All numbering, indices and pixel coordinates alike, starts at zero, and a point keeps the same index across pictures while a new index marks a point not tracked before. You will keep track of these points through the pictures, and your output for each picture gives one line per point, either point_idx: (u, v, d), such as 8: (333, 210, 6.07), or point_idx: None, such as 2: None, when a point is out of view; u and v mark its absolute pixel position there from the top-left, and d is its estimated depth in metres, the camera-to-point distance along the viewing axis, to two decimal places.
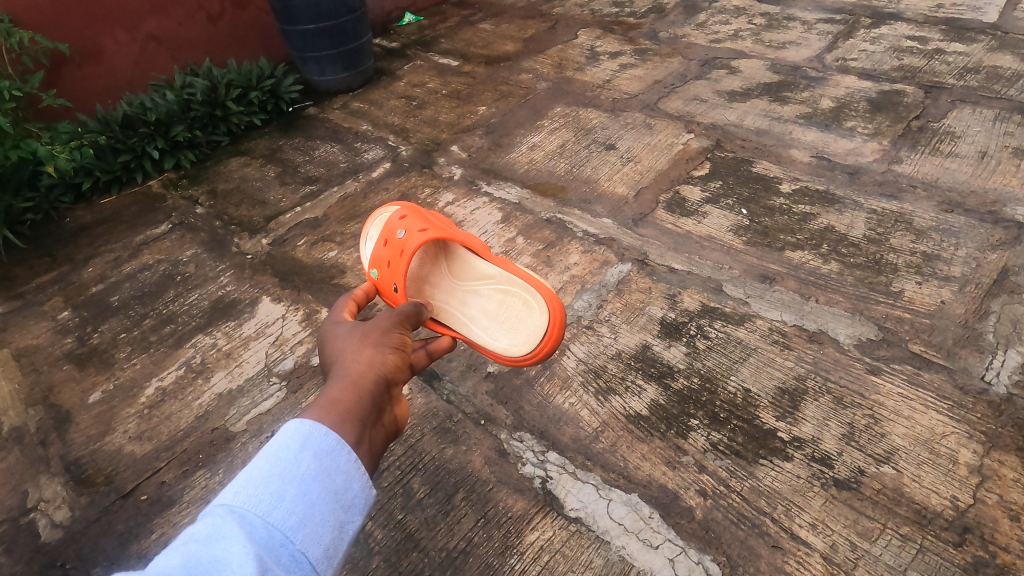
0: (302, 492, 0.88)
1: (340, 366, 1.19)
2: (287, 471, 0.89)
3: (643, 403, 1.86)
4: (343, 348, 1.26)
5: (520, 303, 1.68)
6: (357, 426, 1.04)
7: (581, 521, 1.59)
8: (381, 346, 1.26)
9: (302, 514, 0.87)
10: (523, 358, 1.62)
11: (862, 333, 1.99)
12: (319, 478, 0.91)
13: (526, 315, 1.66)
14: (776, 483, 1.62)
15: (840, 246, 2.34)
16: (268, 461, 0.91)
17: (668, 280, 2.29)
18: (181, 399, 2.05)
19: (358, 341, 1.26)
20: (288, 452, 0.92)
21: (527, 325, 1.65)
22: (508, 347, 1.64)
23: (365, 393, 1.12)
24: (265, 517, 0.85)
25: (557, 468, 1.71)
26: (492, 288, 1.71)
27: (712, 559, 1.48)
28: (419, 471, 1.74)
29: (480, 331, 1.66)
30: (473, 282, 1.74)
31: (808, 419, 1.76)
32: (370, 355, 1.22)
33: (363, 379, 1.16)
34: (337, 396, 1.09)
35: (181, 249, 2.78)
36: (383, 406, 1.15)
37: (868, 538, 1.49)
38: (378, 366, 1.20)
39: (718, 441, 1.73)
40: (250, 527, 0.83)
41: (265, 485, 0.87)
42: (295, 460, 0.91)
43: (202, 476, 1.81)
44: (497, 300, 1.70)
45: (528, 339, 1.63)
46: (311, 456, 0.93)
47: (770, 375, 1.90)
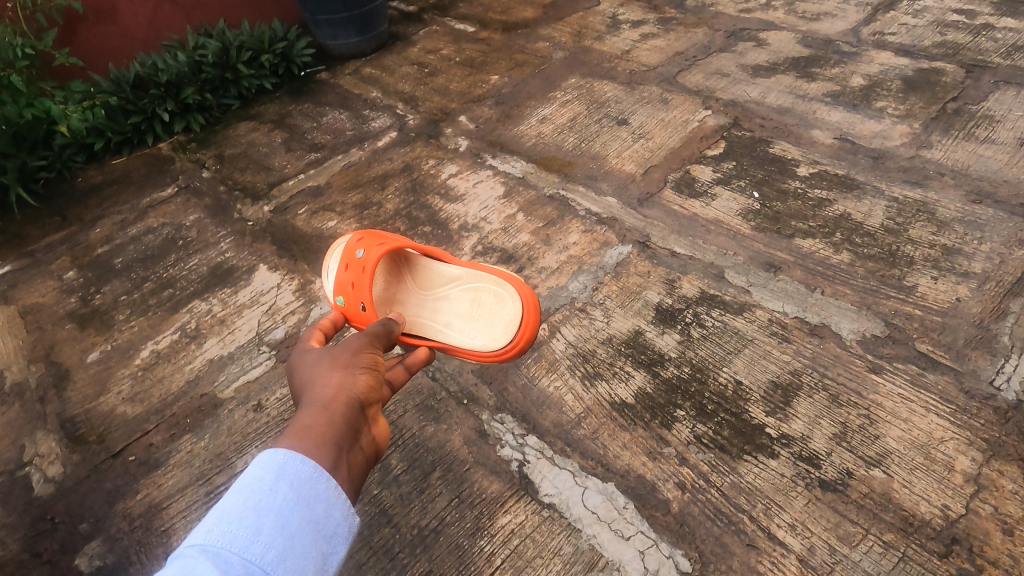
0: (280, 525, 0.87)
1: (310, 392, 1.15)
2: (263, 504, 0.88)
3: (629, 390, 1.82)
4: (314, 376, 1.21)
5: (491, 297, 1.68)
6: (333, 450, 1.02)
7: (555, 507, 1.57)
8: (351, 368, 1.22)
9: (282, 547, 0.85)
10: (505, 349, 1.61)
11: (867, 328, 1.90)
12: (296, 510, 0.90)
13: (498, 306, 1.66)
14: (758, 480, 1.57)
15: (855, 235, 2.22)
16: (242, 496, 0.89)
17: (668, 264, 2.21)
18: (175, 362, 2.08)
19: (329, 366, 1.22)
20: (262, 484, 0.91)
21: (502, 316, 1.65)
22: (488, 343, 1.62)
23: (338, 416, 1.09)
24: (241, 553, 0.82)
25: (535, 453, 1.69)
26: (460, 290, 1.69)
27: (683, 554, 1.45)
28: (398, 448, 1.74)
29: (457, 332, 1.63)
30: (440, 288, 1.71)
31: (799, 416, 1.70)
32: (341, 377, 1.19)
33: (338, 402, 1.12)
34: (310, 422, 1.05)
35: (185, 213, 2.79)
36: (359, 427, 1.12)
37: (848, 543, 1.43)
38: (350, 389, 1.17)
39: (702, 434, 1.68)
40: (225, 564, 0.80)
41: (241, 521, 0.85)
42: (271, 491, 0.90)
43: (188, 441, 1.84)
44: (467, 300, 1.69)
45: (504, 329, 1.63)
46: (286, 487, 0.92)
47: (764, 368, 1.83)
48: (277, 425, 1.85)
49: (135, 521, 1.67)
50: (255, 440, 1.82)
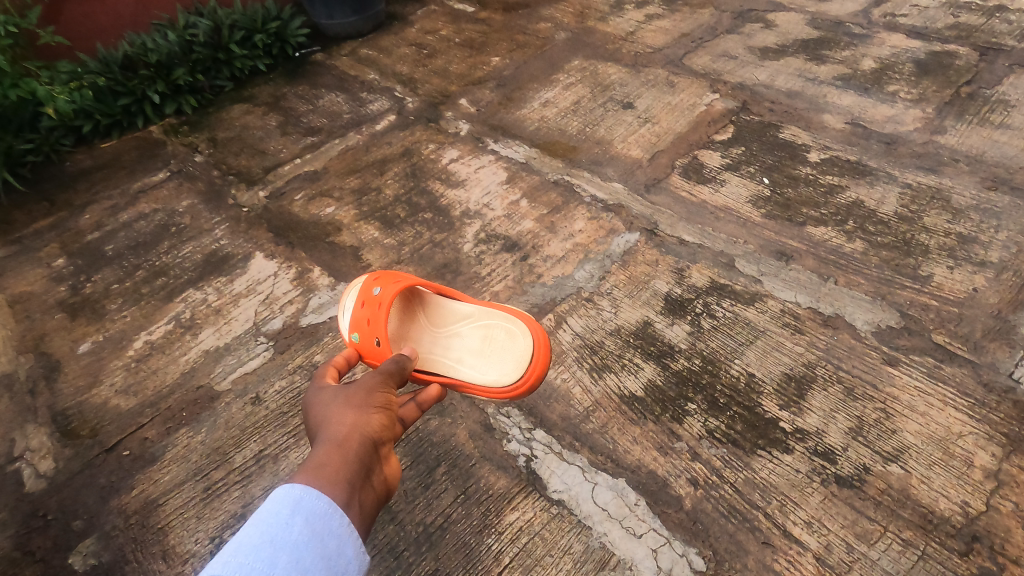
0: (295, 558, 0.84)
1: (325, 429, 1.13)
2: (279, 536, 0.86)
3: (639, 383, 1.77)
4: (327, 410, 1.18)
5: (502, 333, 1.58)
6: (347, 487, 1.00)
7: (564, 504, 1.53)
8: (366, 407, 1.18)
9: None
10: (516, 385, 1.50)
11: (882, 319, 1.85)
12: (311, 544, 0.87)
13: (510, 342, 1.56)
14: (773, 476, 1.53)
15: (868, 223, 2.16)
16: (258, 530, 0.87)
17: (677, 252, 2.15)
18: (169, 353, 2.02)
19: (343, 402, 1.18)
20: (278, 517, 0.89)
21: (512, 353, 1.55)
22: (498, 378, 1.51)
23: (353, 453, 1.07)
24: None
25: (543, 448, 1.64)
26: (471, 326, 1.60)
27: (697, 552, 1.42)
28: (401, 442, 1.68)
29: (467, 367, 1.53)
30: (451, 325, 1.62)
31: (814, 410, 1.65)
32: (355, 414, 1.16)
33: (351, 441, 1.10)
34: (324, 459, 1.03)
35: (178, 198, 2.70)
36: (372, 466, 1.10)
37: (865, 540, 1.40)
38: (365, 427, 1.14)
39: (715, 428, 1.64)
40: None
41: (256, 553, 0.82)
42: (286, 525, 0.88)
43: (185, 435, 1.79)
44: (479, 337, 1.59)
45: (516, 364, 1.52)
46: (301, 522, 0.90)
47: (777, 360, 1.78)
48: (276, 419, 1.80)
49: (131, 518, 1.61)
50: (254, 434, 1.77)
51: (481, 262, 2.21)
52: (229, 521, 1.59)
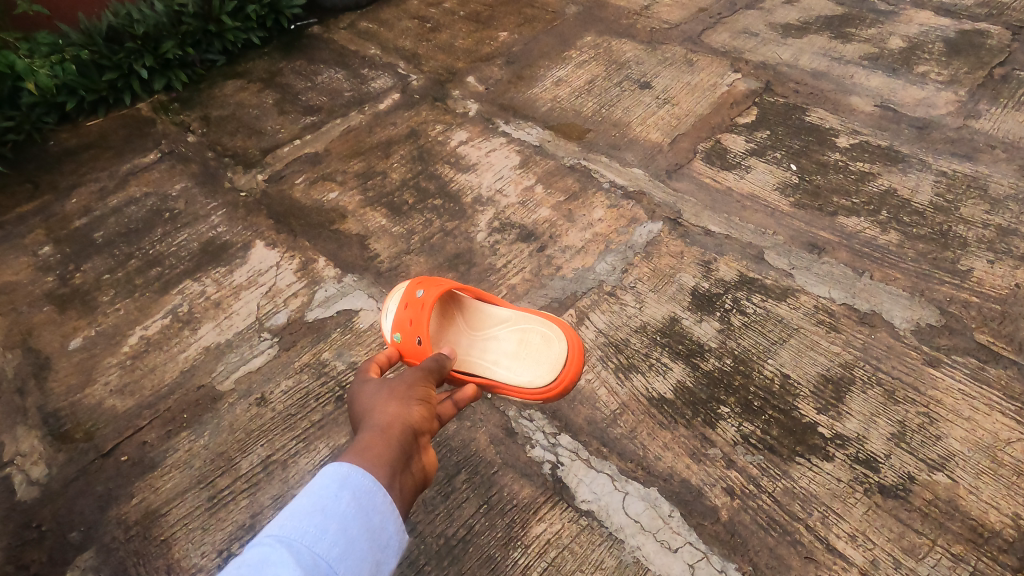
0: (342, 529, 0.82)
1: (369, 415, 1.08)
2: (329, 507, 0.84)
3: (668, 384, 1.68)
4: (372, 399, 1.13)
5: (538, 337, 1.52)
6: (389, 469, 0.95)
7: (594, 515, 1.45)
8: (410, 396, 1.12)
9: (343, 549, 0.81)
10: (550, 387, 1.44)
11: (922, 317, 1.77)
12: (357, 517, 0.85)
13: (546, 346, 1.50)
14: (813, 485, 1.45)
15: (903, 213, 2.06)
16: (310, 498, 0.86)
17: (703, 243, 2.05)
18: (167, 350, 1.90)
19: (388, 390, 1.13)
20: (328, 487, 0.87)
21: (548, 356, 1.49)
22: (533, 380, 1.45)
23: (395, 439, 1.01)
24: (310, 547, 0.79)
25: (569, 454, 1.55)
26: (508, 329, 1.53)
27: (736, 568, 1.34)
28: None
29: (503, 368, 1.46)
30: (485, 327, 1.54)
31: (853, 414, 1.57)
32: (400, 402, 1.10)
33: (394, 427, 1.04)
34: (367, 443, 0.98)
35: (170, 181, 2.55)
36: (413, 453, 1.03)
37: (914, 555, 1.33)
38: (408, 415, 1.07)
39: (750, 433, 1.56)
40: (298, 555, 0.77)
41: (306, 521, 0.81)
42: (335, 496, 0.86)
43: (186, 438, 1.68)
44: (513, 339, 1.52)
45: (551, 368, 1.47)
46: (350, 495, 0.87)
47: (812, 360, 1.70)
48: (284, 422, 1.70)
49: (131, 529, 1.52)
50: (260, 438, 1.67)
51: (496, 252, 2.09)
52: (237, 532, 1.50)
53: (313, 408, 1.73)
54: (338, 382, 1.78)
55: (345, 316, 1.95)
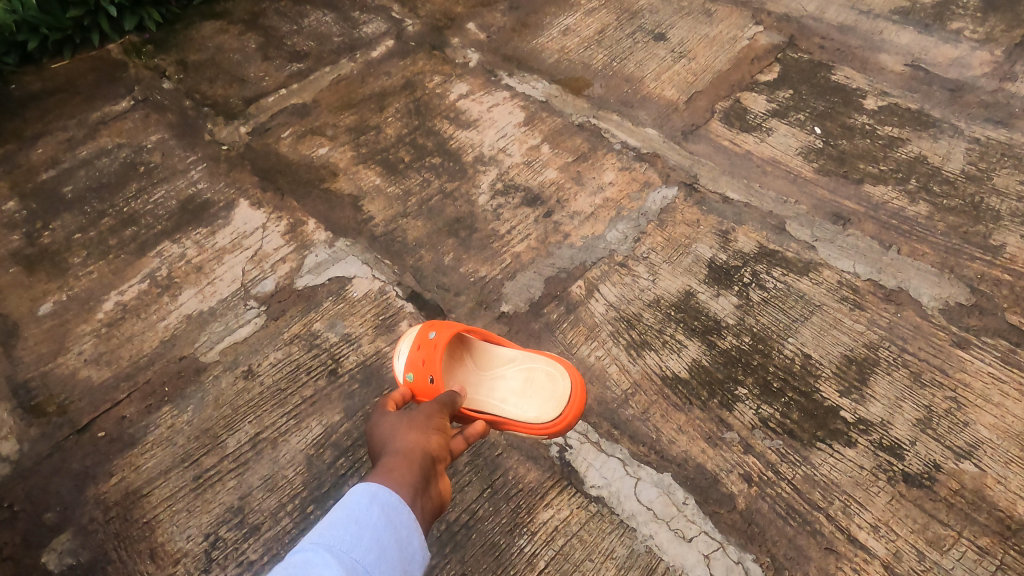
0: (376, 537, 0.90)
1: (389, 441, 1.10)
2: (362, 519, 0.91)
3: (682, 363, 1.59)
4: (391, 422, 1.14)
5: (542, 375, 1.39)
6: (412, 490, 0.99)
7: (604, 502, 1.37)
8: (429, 425, 1.13)
9: (377, 553, 0.88)
10: (556, 421, 1.33)
11: (951, 295, 1.67)
12: (388, 526, 0.92)
13: (552, 382, 1.38)
14: (834, 473, 1.39)
15: (933, 183, 1.94)
16: (344, 511, 0.92)
17: (720, 211, 1.92)
18: (145, 318, 1.77)
19: (406, 415, 1.14)
20: (360, 501, 0.94)
21: (554, 394, 1.37)
22: (538, 416, 1.34)
23: (417, 463, 1.04)
24: (348, 553, 0.86)
25: (578, 437, 1.46)
26: (510, 365, 1.40)
27: (754, 559, 1.28)
28: None
29: (509, 405, 1.34)
30: (489, 367, 1.40)
31: (877, 397, 1.49)
32: (419, 426, 1.12)
33: (415, 451, 1.06)
34: (390, 466, 1.02)
35: (145, 132, 2.35)
36: (432, 477, 1.06)
37: (938, 547, 1.27)
38: (427, 441, 1.09)
39: (768, 416, 1.48)
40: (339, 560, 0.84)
41: (344, 530, 0.89)
42: (367, 509, 0.93)
43: (168, 413, 1.58)
44: (517, 379, 1.39)
45: (557, 403, 1.35)
46: (380, 508, 0.94)
47: (835, 340, 1.60)
48: (274, 398, 1.60)
49: (111, 510, 1.43)
50: (248, 415, 1.57)
51: (500, 217, 1.95)
52: (224, 514, 1.41)
53: (304, 383, 1.62)
54: (330, 355, 1.67)
55: (337, 284, 1.82)
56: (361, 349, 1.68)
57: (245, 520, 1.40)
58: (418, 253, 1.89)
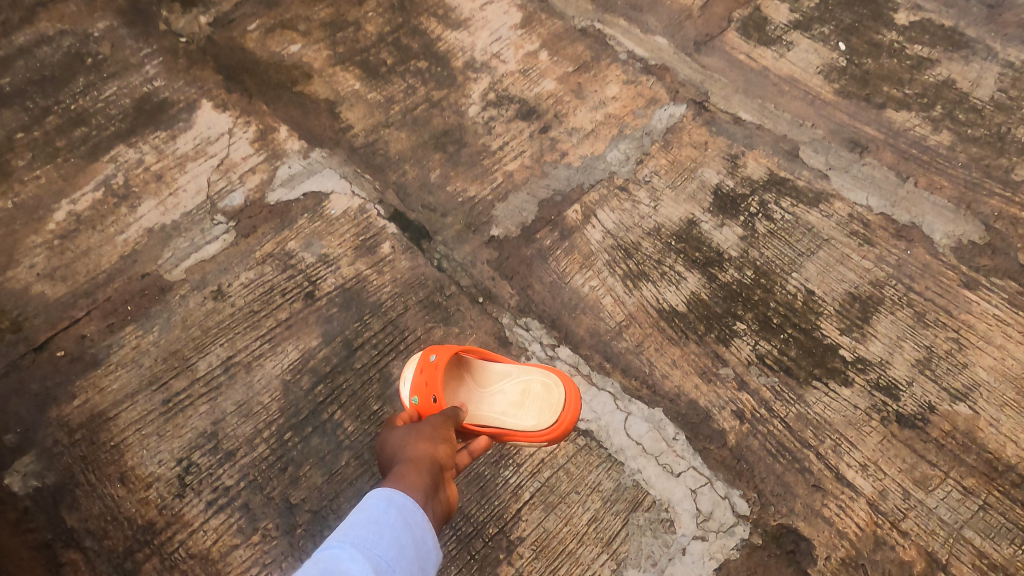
0: (396, 536, 0.89)
1: (398, 451, 1.07)
2: (381, 520, 0.90)
3: (680, 295, 1.51)
4: (398, 435, 1.11)
5: (537, 386, 1.27)
6: (423, 494, 0.97)
7: (592, 435, 1.33)
8: (436, 434, 1.09)
9: (398, 551, 0.87)
10: (556, 428, 1.22)
11: (964, 232, 1.59)
12: (407, 526, 0.91)
13: (548, 390, 1.26)
14: (828, 411, 1.36)
15: (959, 110, 1.80)
16: (362, 514, 0.91)
17: (730, 133, 1.77)
18: (102, 230, 1.62)
19: (412, 427, 1.11)
20: (378, 504, 0.92)
21: (552, 403, 1.25)
22: (540, 426, 1.22)
23: (426, 471, 1.01)
24: (370, 552, 0.84)
25: (568, 368, 1.42)
26: (506, 379, 1.28)
27: (740, 494, 1.27)
28: (401, 354, 1.46)
29: (511, 417, 1.23)
30: (484, 386, 1.27)
31: (879, 337, 1.44)
32: (427, 435, 1.08)
33: (423, 459, 1.03)
34: (400, 472, 1.00)
35: (90, 17, 2.01)
36: (440, 484, 1.03)
37: (924, 487, 1.27)
38: (435, 450, 1.06)
39: (766, 353, 1.43)
40: (362, 558, 0.82)
41: (364, 530, 0.88)
42: (385, 511, 0.91)
43: (132, 334, 1.47)
44: (513, 392, 1.26)
45: (556, 409, 1.24)
46: (397, 510, 0.92)
47: (840, 276, 1.53)
48: (246, 320, 1.50)
49: (76, 433, 1.35)
50: (219, 337, 1.47)
51: (491, 131, 1.79)
52: (197, 439, 1.35)
53: (279, 305, 1.52)
54: (307, 277, 1.56)
55: (313, 199, 1.67)
56: (339, 271, 1.57)
57: (219, 446, 1.34)
58: (402, 169, 1.73)
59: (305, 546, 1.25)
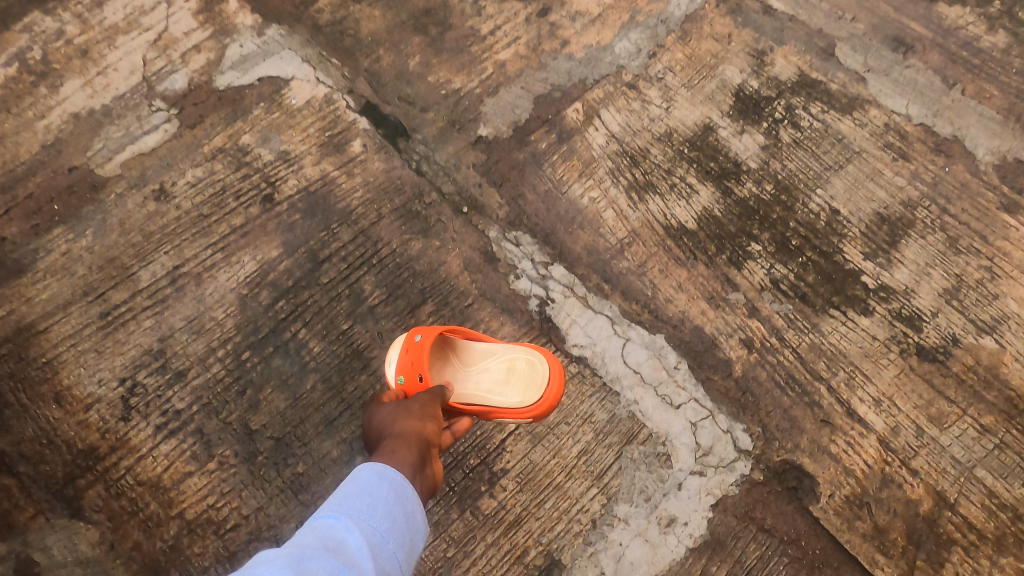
0: (390, 508, 0.78)
1: (386, 428, 0.94)
2: (374, 493, 0.78)
3: (690, 211, 1.34)
4: (384, 412, 0.98)
5: (522, 364, 1.10)
6: (414, 470, 0.85)
7: (586, 363, 1.22)
8: (424, 413, 0.95)
9: (393, 523, 0.77)
10: (544, 403, 1.07)
11: (1009, 149, 1.41)
12: (402, 500, 0.80)
13: (532, 367, 1.10)
14: (844, 342, 1.24)
15: (1019, 6, 1.56)
16: (353, 485, 0.80)
17: (759, 25, 1.53)
18: (18, 114, 1.36)
19: (400, 404, 0.97)
20: (370, 475, 0.81)
21: (537, 381, 1.09)
22: (526, 404, 1.07)
23: (415, 448, 0.88)
24: (362, 528, 0.74)
25: (562, 290, 1.28)
26: (488, 358, 1.10)
27: (744, 429, 1.17)
28: (372, 268, 1.29)
29: (496, 395, 1.07)
30: (466, 366, 1.10)
31: (906, 263, 1.30)
32: (416, 412, 0.95)
33: (410, 435, 0.90)
34: (390, 446, 0.87)
35: None
36: (428, 464, 0.90)
37: (939, 424, 1.18)
38: (424, 429, 0.93)
39: (781, 278, 1.29)
40: (353, 536, 0.72)
41: (354, 504, 0.77)
42: (377, 482, 0.80)
43: (61, 238, 1.27)
44: (496, 371, 1.09)
45: (543, 386, 1.08)
46: (390, 483, 0.80)
47: (870, 194, 1.36)
48: (194, 225, 1.30)
49: (2, 348, 1.19)
50: (163, 244, 1.28)
51: (481, 12, 1.52)
52: (142, 357, 1.20)
53: (233, 209, 1.32)
54: (264, 177, 1.35)
55: (269, 86, 1.42)
56: (302, 172, 1.36)
57: (167, 364, 1.19)
58: (375, 53, 1.47)
59: (266, 475, 1.14)
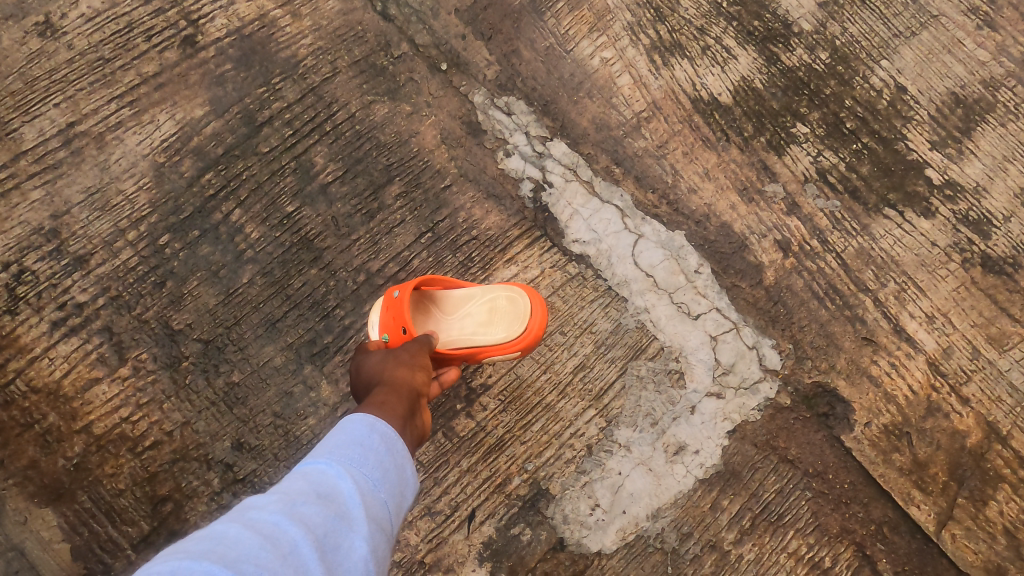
0: (380, 460, 0.59)
1: (369, 382, 0.73)
2: (364, 445, 0.59)
3: (724, 82, 1.07)
4: (363, 365, 0.77)
5: (503, 302, 0.88)
6: (404, 426, 0.65)
7: (587, 261, 1.02)
8: (407, 365, 0.74)
9: (385, 473, 0.58)
10: (533, 338, 0.87)
11: None
12: (394, 451, 0.60)
13: (513, 303, 0.88)
14: (897, 248, 1.03)
15: None
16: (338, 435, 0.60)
17: None
18: None
19: (382, 357, 0.76)
20: (357, 424, 0.61)
21: (523, 316, 0.87)
22: (512, 339, 0.86)
23: (404, 403, 0.67)
24: (351, 484, 0.55)
25: (562, 172, 1.04)
26: (465, 303, 0.88)
27: (772, 345, 0.99)
28: (325, 137, 1.02)
29: (481, 338, 0.86)
30: (441, 316, 0.87)
31: (981, 155, 1.07)
32: (404, 360, 0.75)
33: (400, 386, 0.70)
34: (375, 399, 0.66)
35: None
36: (417, 419, 0.70)
37: (998, 346, 1.00)
38: (410, 382, 0.72)
39: (829, 168, 1.05)
40: (341, 494, 0.54)
41: (338, 456, 0.57)
42: (366, 433, 0.60)
43: None
44: (475, 314, 0.87)
45: (527, 316, 0.87)
46: (380, 436, 0.60)
47: (947, 69, 1.09)
48: (92, 71, 0.99)
49: None
50: (51, 95, 0.98)
51: None
52: (31, 238, 0.94)
53: (142, 53, 1.01)
54: (182, 12, 1.03)
55: None
56: (232, 8, 1.04)
57: (64, 248, 0.94)
58: None
59: (195, 385, 0.94)
